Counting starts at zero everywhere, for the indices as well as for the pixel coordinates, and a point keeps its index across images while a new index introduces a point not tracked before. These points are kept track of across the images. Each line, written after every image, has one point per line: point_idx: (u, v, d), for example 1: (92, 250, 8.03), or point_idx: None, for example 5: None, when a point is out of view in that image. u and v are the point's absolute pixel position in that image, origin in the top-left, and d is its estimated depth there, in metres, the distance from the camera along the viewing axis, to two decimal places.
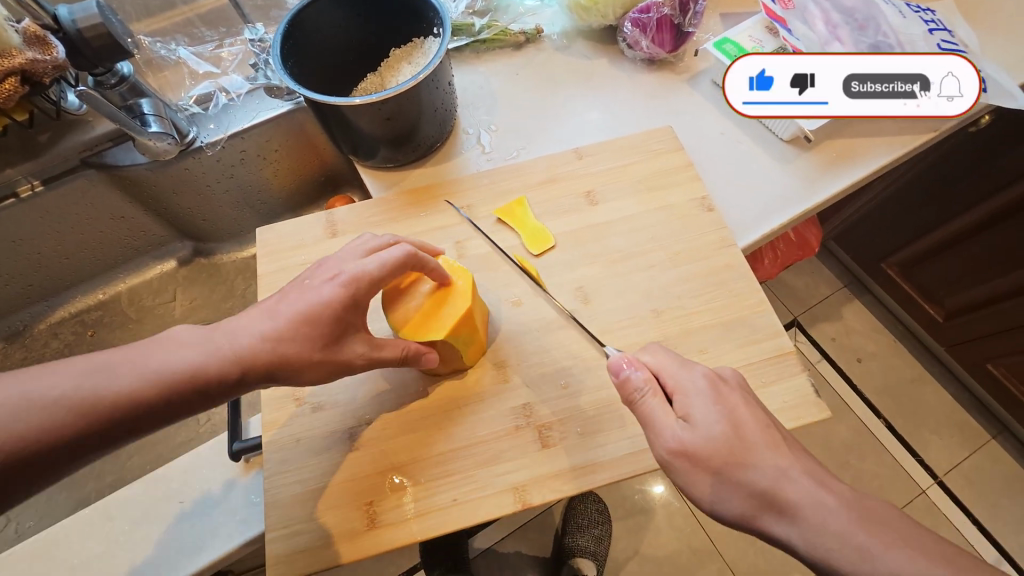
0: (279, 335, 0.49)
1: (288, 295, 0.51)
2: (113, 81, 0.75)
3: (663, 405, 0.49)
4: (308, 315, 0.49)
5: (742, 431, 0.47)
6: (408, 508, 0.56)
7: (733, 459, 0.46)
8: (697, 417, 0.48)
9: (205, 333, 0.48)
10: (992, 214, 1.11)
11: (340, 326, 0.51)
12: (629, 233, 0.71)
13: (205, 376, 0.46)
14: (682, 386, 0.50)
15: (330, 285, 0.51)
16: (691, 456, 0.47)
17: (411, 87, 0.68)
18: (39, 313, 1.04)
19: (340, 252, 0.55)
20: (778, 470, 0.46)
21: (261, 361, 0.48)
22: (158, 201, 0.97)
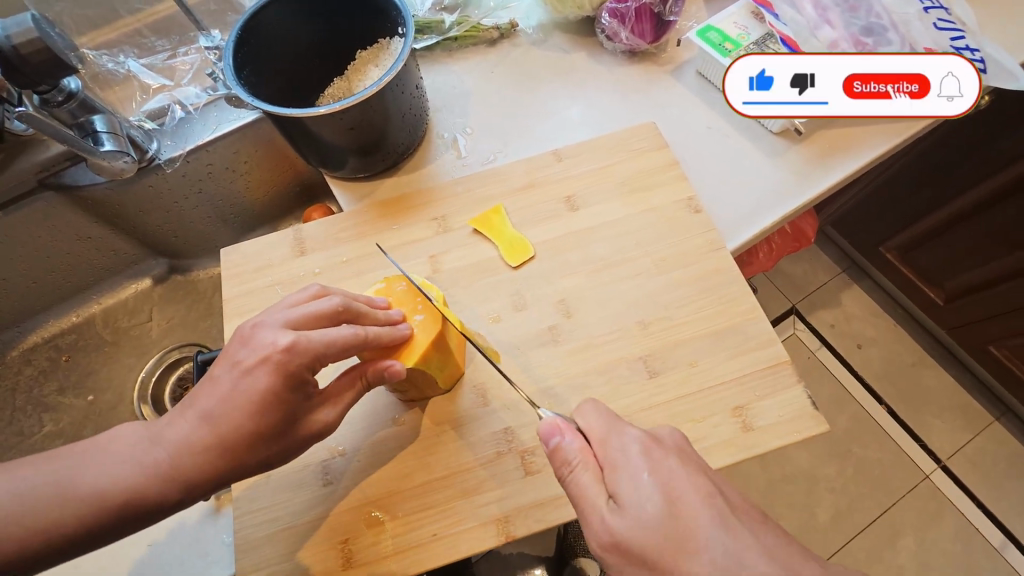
0: (213, 441, 0.44)
1: (216, 385, 0.45)
2: (60, 98, 0.71)
3: (593, 481, 0.45)
4: (230, 403, 0.44)
5: (676, 507, 0.42)
6: (386, 545, 0.53)
7: (670, 549, 0.41)
8: (628, 499, 0.43)
9: (141, 441, 0.45)
10: (990, 195, 1.07)
11: (282, 415, 0.45)
12: (613, 239, 0.67)
13: (144, 501, 0.43)
14: (613, 459, 0.45)
15: (262, 374, 0.44)
16: (625, 550, 0.42)
17: (374, 93, 0.63)
18: (10, 339, 1.00)
19: (265, 322, 0.46)
20: (722, 550, 0.40)
21: (197, 470, 0.44)
22: (125, 220, 0.93)
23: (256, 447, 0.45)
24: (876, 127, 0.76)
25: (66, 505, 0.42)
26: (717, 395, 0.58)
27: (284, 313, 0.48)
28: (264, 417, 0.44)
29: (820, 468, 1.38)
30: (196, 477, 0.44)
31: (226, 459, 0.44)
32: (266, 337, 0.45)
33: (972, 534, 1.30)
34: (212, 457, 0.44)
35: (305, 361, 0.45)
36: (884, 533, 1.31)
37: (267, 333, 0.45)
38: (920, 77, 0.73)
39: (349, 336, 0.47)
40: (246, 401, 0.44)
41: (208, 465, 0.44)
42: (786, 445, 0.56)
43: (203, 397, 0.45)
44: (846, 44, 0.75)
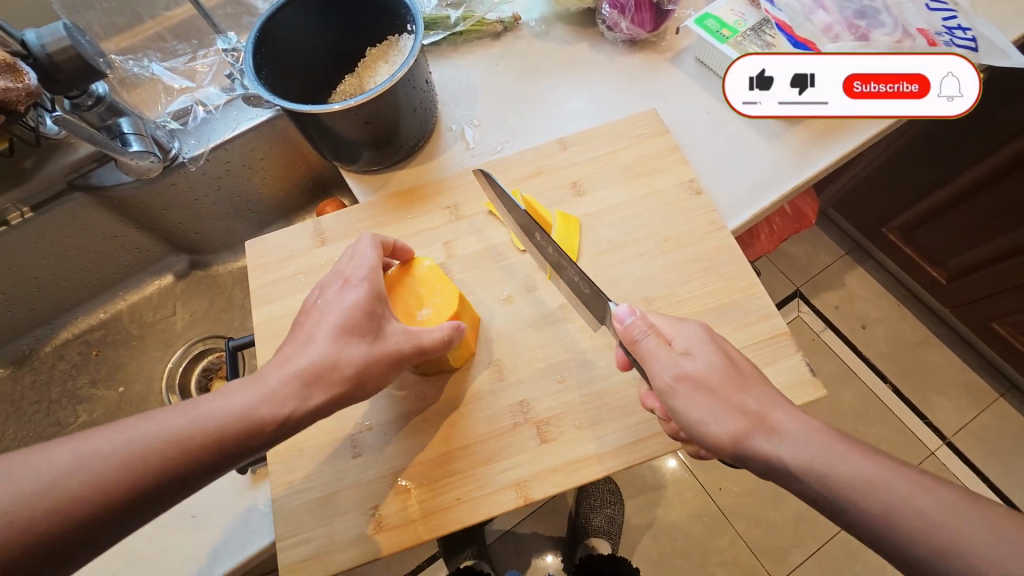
0: (314, 355, 0.49)
1: (312, 315, 0.52)
2: (90, 103, 0.75)
3: (664, 344, 0.51)
4: (344, 318, 0.51)
5: (736, 364, 0.50)
6: (414, 510, 0.58)
7: (730, 386, 0.48)
8: (695, 353, 0.51)
9: (237, 385, 0.47)
10: (984, 176, 1.11)
11: (370, 323, 0.52)
12: (618, 222, 0.70)
13: (241, 433, 0.45)
14: (682, 330, 0.53)
15: (354, 289, 0.53)
16: (694, 382, 0.49)
17: (388, 87, 0.67)
18: (43, 335, 1.05)
19: (333, 272, 0.56)
20: (771, 398, 0.48)
21: (300, 388, 0.47)
22: (149, 218, 0.97)
23: (352, 350, 0.50)
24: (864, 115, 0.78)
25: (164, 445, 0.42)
26: None
27: (354, 254, 0.58)
28: (359, 322, 0.51)
29: None
30: (289, 404, 0.47)
31: (325, 377, 0.48)
32: (349, 267, 0.56)
33: None
34: (309, 376, 0.48)
35: (387, 275, 0.56)
36: None
37: (350, 266, 0.56)
38: (920, 77, 0.75)
39: None
40: (344, 310, 0.51)
41: (303, 386, 0.48)
42: None
43: (296, 335, 0.52)
44: (839, 27, 0.77)
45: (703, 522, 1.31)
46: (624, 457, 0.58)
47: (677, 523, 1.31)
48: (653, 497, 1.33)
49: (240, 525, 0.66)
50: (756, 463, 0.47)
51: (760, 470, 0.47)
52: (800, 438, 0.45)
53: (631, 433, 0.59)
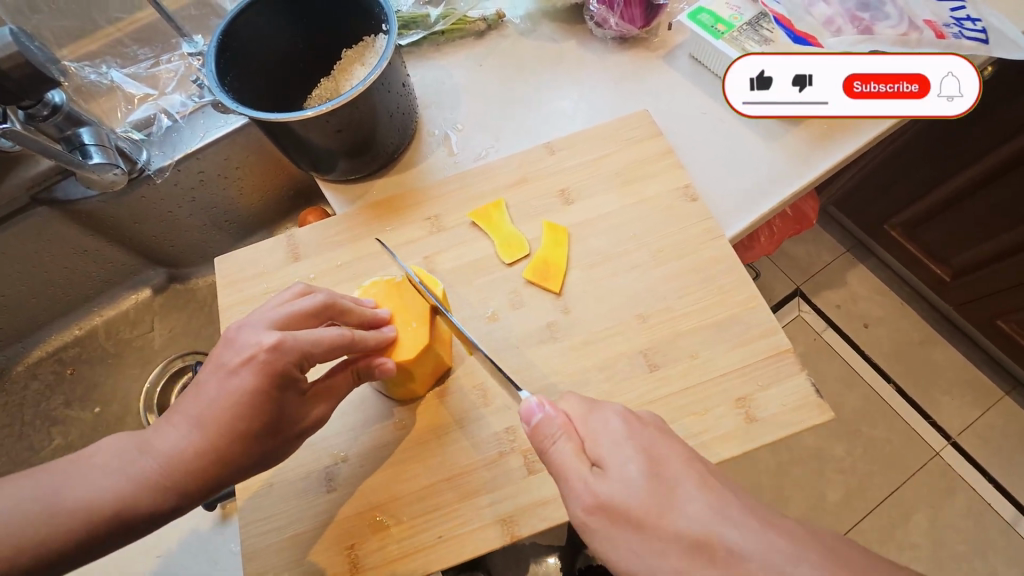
0: (203, 445, 0.44)
1: (204, 390, 0.45)
2: (46, 113, 0.70)
3: (575, 450, 0.43)
4: (229, 412, 0.44)
5: (659, 469, 0.41)
6: (392, 549, 0.53)
7: (654, 511, 0.40)
8: (609, 464, 0.42)
9: (128, 452, 0.44)
10: (984, 174, 1.07)
11: (269, 415, 0.45)
12: (609, 232, 0.66)
13: (133, 510, 0.43)
14: (594, 431, 0.44)
15: (247, 373, 0.44)
16: (613, 508, 0.40)
17: (360, 92, 0.62)
18: (14, 355, 1.01)
19: (248, 323, 0.47)
20: (710, 507, 0.40)
21: (189, 474, 0.44)
22: (122, 231, 0.93)
23: (247, 446, 0.45)
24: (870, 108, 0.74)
25: (53, 518, 0.42)
26: (719, 386, 0.57)
27: (270, 312, 0.48)
28: (252, 417, 0.44)
29: (829, 450, 1.37)
30: (188, 479, 0.44)
31: (219, 463, 0.44)
32: (248, 339, 0.45)
33: (986, 510, 1.30)
34: (205, 462, 0.44)
35: (292, 359, 0.45)
36: (895, 512, 1.31)
37: (250, 334, 0.46)
38: (920, 77, 0.72)
39: (336, 336, 0.48)
40: (234, 401, 0.44)
41: (200, 467, 0.44)
42: (791, 434, 0.55)
43: (190, 403, 0.46)
44: (842, 19, 0.72)
45: None
46: None
47: None
48: None
49: None
50: None
51: None
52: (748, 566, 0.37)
53: None
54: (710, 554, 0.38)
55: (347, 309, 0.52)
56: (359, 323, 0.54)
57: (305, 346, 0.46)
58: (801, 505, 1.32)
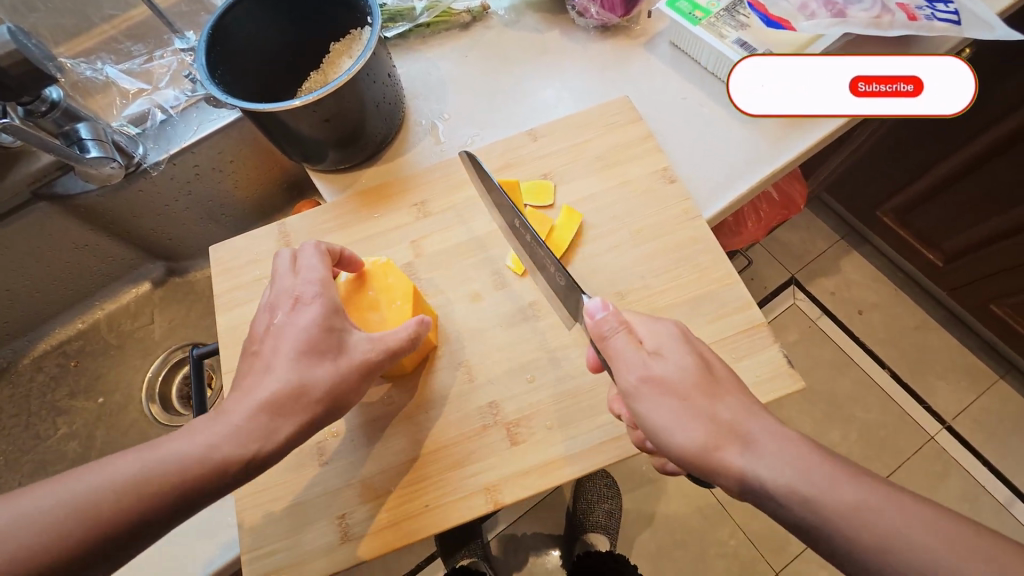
0: (272, 376, 0.48)
1: (264, 345, 0.51)
2: (44, 108, 0.73)
3: (633, 342, 0.48)
4: (301, 346, 0.49)
5: (710, 368, 0.47)
6: (383, 518, 0.56)
7: (703, 392, 0.45)
8: (670, 356, 0.47)
9: (195, 421, 0.47)
10: (969, 160, 1.09)
11: (329, 342, 0.51)
12: (590, 214, 0.68)
13: (211, 463, 0.45)
14: (655, 329, 0.49)
15: (307, 310, 0.51)
16: (662, 385, 0.46)
17: (345, 82, 0.64)
18: (21, 347, 1.04)
19: (281, 291, 0.54)
20: (742, 405, 0.45)
21: (263, 410, 0.47)
22: (121, 225, 0.95)
23: (317, 368, 0.49)
24: None
25: (120, 491, 0.43)
26: None
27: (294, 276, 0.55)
28: (316, 342, 0.50)
29: (822, 433, 1.39)
30: (263, 413, 0.47)
31: (289, 391, 0.48)
32: (291, 291, 0.53)
33: (977, 489, 1.32)
34: (282, 400, 0.47)
35: (337, 293, 0.53)
36: None
37: (291, 290, 0.53)
38: (915, 79, 0.75)
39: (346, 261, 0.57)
40: (298, 332, 0.50)
41: (273, 398, 0.47)
42: (764, 403, 0.57)
43: (247, 368, 0.50)
44: (817, 3, 0.71)
45: (702, 514, 1.27)
46: (597, 457, 0.57)
47: (676, 516, 1.28)
48: (650, 490, 1.30)
49: (208, 538, 0.64)
50: (721, 474, 0.43)
51: (728, 482, 0.43)
52: (773, 448, 0.42)
53: (605, 432, 0.58)
54: (733, 428, 0.44)
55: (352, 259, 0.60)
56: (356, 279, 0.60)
57: (334, 280, 0.55)
58: None
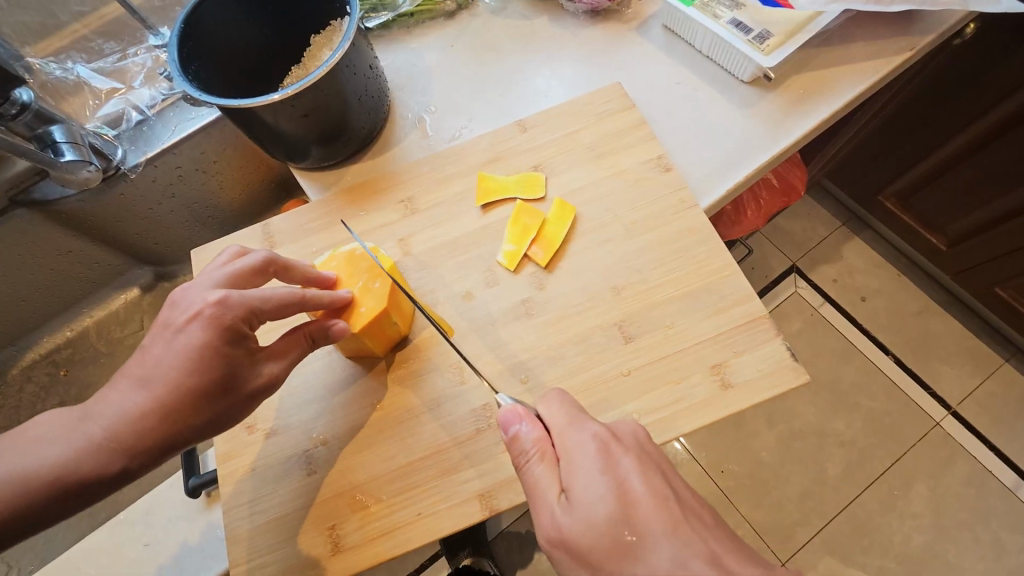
0: (148, 404, 0.45)
1: (151, 352, 0.46)
2: (15, 111, 0.71)
3: (548, 475, 0.44)
4: (176, 371, 0.45)
5: (628, 507, 0.42)
6: (373, 527, 0.54)
7: (619, 546, 0.41)
8: (581, 498, 0.43)
9: (71, 421, 0.46)
10: (973, 141, 1.07)
11: (221, 370, 0.46)
12: (583, 206, 0.66)
13: (76, 476, 0.44)
14: (569, 453, 0.44)
15: (195, 329, 0.45)
16: (571, 540, 0.42)
17: (324, 74, 0.61)
18: (8, 358, 1.02)
19: (196, 285, 0.49)
20: (671, 555, 0.40)
21: (138, 435, 0.45)
22: (106, 231, 0.92)
23: (195, 405, 0.45)
24: (843, 69, 0.72)
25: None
26: (695, 355, 0.57)
27: (213, 274, 0.50)
28: (202, 372, 0.45)
29: (827, 423, 1.37)
30: (138, 441, 0.45)
31: (168, 422, 0.45)
32: (193, 297, 0.47)
33: (985, 476, 1.30)
34: (154, 422, 0.45)
35: (240, 313, 0.47)
36: (896, 482, 1.31)
37: (194, 295, 0.47)
38: None
39: (286, 294, 0.49)
40: (183, 358, 0.45)
41: (150, 429, 0.45)
42: (766, 399, 0.55)
43: (135, 367, 0.47)
44: None
45: None
46: None
47: None
48: None
49: (197, 551, 0.62)
50: None
51: None
52: None
53: None
54: None
55: (290, 263, 0.54)
56: (303, 280, 0.56)
57: (258, 302, 0.48)
58: (800, 479, 1.32)
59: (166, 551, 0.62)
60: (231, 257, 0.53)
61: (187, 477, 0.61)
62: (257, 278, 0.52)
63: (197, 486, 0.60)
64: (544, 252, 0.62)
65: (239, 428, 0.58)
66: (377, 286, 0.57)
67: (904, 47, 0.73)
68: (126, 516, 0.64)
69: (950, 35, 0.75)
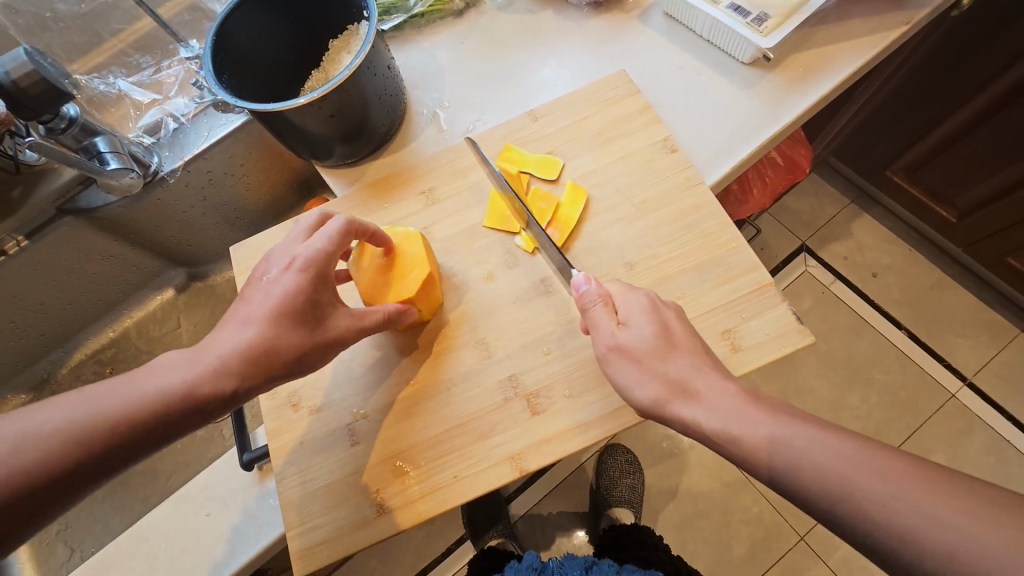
0: (261, 335, 0.50)
1: (251, 298, 0.52)
2: (63, 125, 0.76)
3: (608, 312, 0.54)
4: (278, 307, 0.51)
5: (668, 332, 0.52)
6: (413, 491, 0.59)
7: (656, 354, 0.51)
8: (633, 322, 0.53)
9: (186, 354, 0.50)
10: (986, 108, 1.07)
11: (315, 307, 0.53)
12: (594, 189, 0.69)
13: (201, 395, 0.48)
14: (627, 299, 0.55)
15: (288, 275, 0.52)
16: (623, 352, 0.52)
17: (347, 76, 0.66)
18: (57, 359, 1.08)
19: (279, 247, 0.55)
20: (693, 366, 0.51)
21: (253, 364, 0.50)
22: (143, 234, 0.98)
23: (299, 336, 0.52)
24: (841, 48, 0.75)
25: (130, 410, 0.46)
26: (706, 322, 0.61)
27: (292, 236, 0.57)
28: (298, 308, 0.51)
29: (841, 396, 1.39)
30: (245, 370, 0.49)
31: (271, 353, 0.50)
32: (283, 253, 0.54)
33: (1001, 443, 1.32)
34: (259, 353, 0.50)
35: (322, 257, 0.54)
36: (912, 453, 1.33)
37: (283, 251, 0.54)
38: None
39: (353, 233, 0.56)
40: (286, 296, 0.51)
41: (257, 358, 0.50)
42: (776, 360, 0.59)
43: (238, 312, 0.52)
44: None
45: (724, 484, 1.26)
46: (617, 422, 0.59)
47: (700, 488, 1.27)
48: (673, 464, 1.29)
49: (250, 522, 0.67)
50: (679, 425, 0.50)
51: (683, 432, 0.50)
52: (709, 399, 0.49)
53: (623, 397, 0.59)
54: (683, 387, 0.50)
55: (343, 212, 0.62)
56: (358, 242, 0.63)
57: (330, 249, 0.55)
58: None
59: (220, 524, 0.67)
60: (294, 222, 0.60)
61: (241, 452, 0.66)
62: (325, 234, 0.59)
63: (251, 460, 0.65)
64: (560, 234, 0.66)
65: (286, 407, 0.64)
66: (411, 271, 0.62)
67: (902, 21, 0.75)
68: (182, 494, 0.69)
69: (945, 7, 0.77)
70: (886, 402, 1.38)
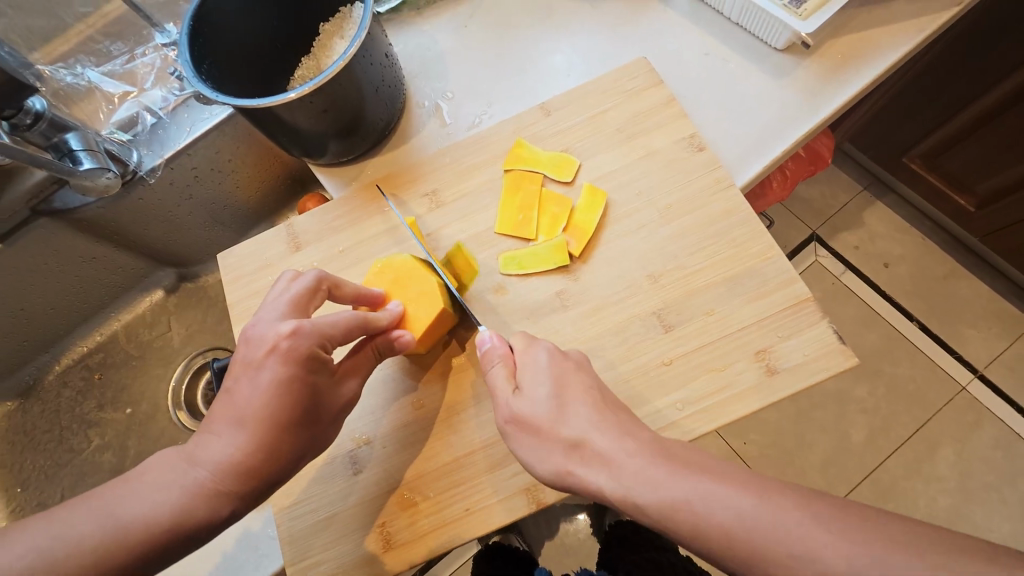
0: (251, 445, 0.45)
1: (238, 392, 0.46)
2: (29, 121, 0.70)
3: (504, 376, 0.50)
4: (275, 403, 0.46)
5: (566, 394, 0.47)
6: (422, 524, 0.55)
7: (551, 424, 0.45)
8: (527, 385, 0.48)
9: (176, 467, 0.46)
10: (1016, 90, 0.99)
11: (309, 401, 0.48)
12: (614, 191, 0.63)
13: (190, 522, 0.44)
14: (523, 358, 0.50)
15: (274, 363, 0.46)
16: (519, 426, 0.47)
17: (341, 67, 0.59)
18: (44, 364, 1.03)
19: (260, 319, 0.49)
20: (588, 424, 0.45)
21: (247, 475, 0.46)
22: (126, 234, 0.92)
23: (292, 438, 0.47)
24: (879, 35, 0.68)
25: (101, 543, 0.42)
26: (737, 341, 0.56)
27: (277, 302, 0.50)
28: (295, 406, 0.46)
29: (853, 393, 1.36)
30: (244, 482, 0.46)
31: (273, 460, 0.46)
32: (264, 331, 0.47)
33: (1014, 440, 1.29)
34: (257, 459, 0.46)
35: (314, 341, 0.47)
36: (923, 448, 1.30)
37: (264, 327, 0.48)
38: None
39: (351, 318, 0.51)
40: (272, 395, 0.46)
41: (255, 468, 0.46)
42: (813, 383, 0.54)
43: (224, 409, 0.47)
44: None
45: None
46: None
47: None
48: None
49: (249, 549, 0.63)
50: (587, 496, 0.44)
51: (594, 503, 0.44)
52: (609, 467, 0.42)
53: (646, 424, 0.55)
54: (581, 455, 0.44)
55: (342, 280, 0.54)
56: (355, 296, 0.55)
57: (328, 330, 0.48)
58: (827, 451, 1.32)
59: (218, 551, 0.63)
60: (287, 281, 0.52)
61: None
62: (314, 300, 0.51)
63: None
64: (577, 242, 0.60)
65: None
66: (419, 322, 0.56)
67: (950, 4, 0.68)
68: None
69: None
70: (900, 399, 1.34)
